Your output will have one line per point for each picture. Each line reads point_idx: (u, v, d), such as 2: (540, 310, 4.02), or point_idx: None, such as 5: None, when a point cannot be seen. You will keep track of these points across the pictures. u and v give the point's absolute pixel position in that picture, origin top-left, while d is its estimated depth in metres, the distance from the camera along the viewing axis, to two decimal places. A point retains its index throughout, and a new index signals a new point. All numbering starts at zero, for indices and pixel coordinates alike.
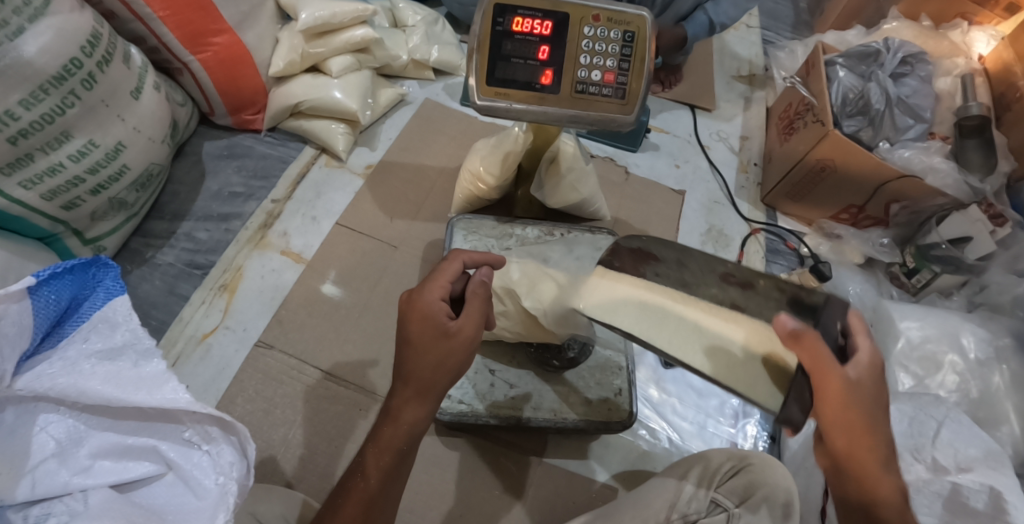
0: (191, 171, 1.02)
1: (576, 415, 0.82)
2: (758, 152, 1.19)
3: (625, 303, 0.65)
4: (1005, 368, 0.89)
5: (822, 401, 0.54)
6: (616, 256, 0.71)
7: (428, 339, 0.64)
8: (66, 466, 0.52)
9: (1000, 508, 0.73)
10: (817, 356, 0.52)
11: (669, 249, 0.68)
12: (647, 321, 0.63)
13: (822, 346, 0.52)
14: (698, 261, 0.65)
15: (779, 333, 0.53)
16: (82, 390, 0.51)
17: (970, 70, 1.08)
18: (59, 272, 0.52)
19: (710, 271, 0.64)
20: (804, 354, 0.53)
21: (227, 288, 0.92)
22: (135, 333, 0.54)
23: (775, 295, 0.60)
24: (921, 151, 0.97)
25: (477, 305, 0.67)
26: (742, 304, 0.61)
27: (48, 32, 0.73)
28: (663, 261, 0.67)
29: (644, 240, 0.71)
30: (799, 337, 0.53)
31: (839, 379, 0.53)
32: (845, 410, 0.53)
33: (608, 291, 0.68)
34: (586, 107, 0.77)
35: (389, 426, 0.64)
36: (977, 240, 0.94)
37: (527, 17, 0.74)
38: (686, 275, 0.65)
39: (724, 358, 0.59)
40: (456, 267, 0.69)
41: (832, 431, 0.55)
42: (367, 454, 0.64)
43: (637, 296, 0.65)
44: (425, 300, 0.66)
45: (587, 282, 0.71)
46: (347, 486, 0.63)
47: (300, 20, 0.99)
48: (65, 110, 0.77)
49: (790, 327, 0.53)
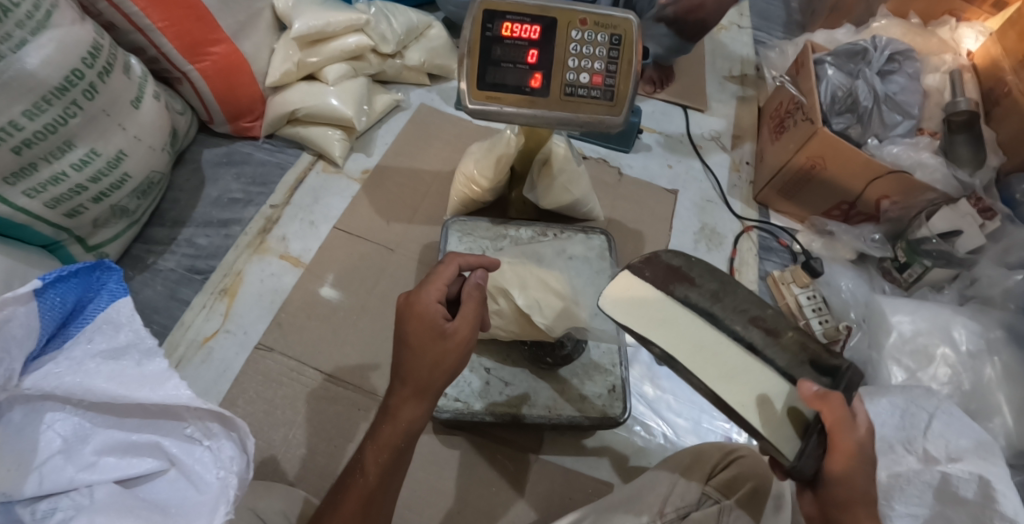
0: (190, 178, 1.03)
1: (568, 413, 0.83)
2: (750, 150, 1.20)
3: (655, 321, 0.67)
4: (997, 360, 0.90)
5: (836, 457, 0.56)
6: (649, 268, 0.69)
7: (425, 340, 0.65)
8: (72, 462, 0.53)
9: (989, 497, 0.73)
10: (839, 418, 0.56)
11: (710, 277, 0.68)
12: (685, 346, 0.65)
13: (844, 407, 0.56)
14: (735, 296, 0.67)
15: (806, 393, 0.57)
16: (88, 388, 0.53)
17: (958, 66, 1.09)
18: (64, 275, 0.53)
19: (741, 312, 0.67)
20: (827, 412, 0.56)
21: (227, 292, 0.94)
22: (138, 334, 0.56)
23: (796, 349, 0.65)
24: (909, 147, 0.99)
25: (472, 307, 0.68)
26: (761, 346, 0.66)
27: (50, 45, 0.75)
28: (697, 286, 0.68)
29: (686, 258, 0.69)
30: (825, 398, 0.56)
31: (855, 441, 0.56)
32: (855, 470, 0.56)
33: (638, 301, 0.68)
34: (575, 110, 0.78)
35: (388, 423, 0.65)
36: (967, 234, 0.95)
37: (515, 22, 0.76)
38: (715, 307, 0.68)
39: (769, 411, 0.62)
40: (452, 271, 0.71)
41: (836, 489, 0.56)
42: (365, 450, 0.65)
43: (666, 314, 0.67)
44: (423, 302, 0.67)
45: (614, 281, 0.69)
46: (347, 482, 0.64)
47: (294, 29, 1.01)
48: (67, 121, 0.79)
49: (816, 389, 0.57)
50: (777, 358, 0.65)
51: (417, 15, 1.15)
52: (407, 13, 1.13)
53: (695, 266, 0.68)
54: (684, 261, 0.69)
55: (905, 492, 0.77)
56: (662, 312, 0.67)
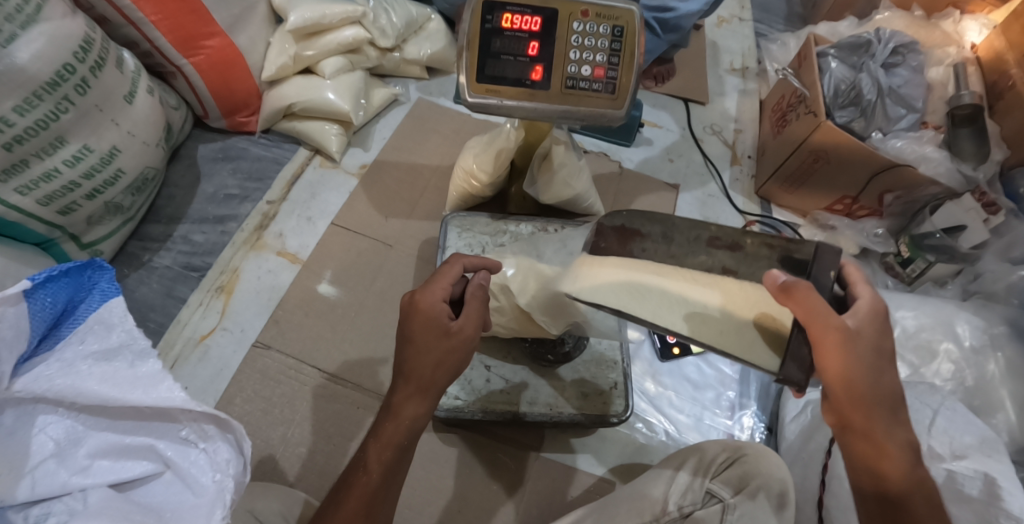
0: (186, 174, 1.02)
1: (569, 409, 0.83)
2: (752, 144, 1.19)
3: (616, 289, 0.60)
4: (1000, 356, 0.89)
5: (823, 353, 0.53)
6: (600, 238, 0.68)
7: (430, 338, 0.65)
8: (65, 466, 0.53)
9: (994, 494, 0.73)
10: (810, 309, 0.51)
11: (654, 223, 0.65)
12: (644, 303, 0.58)
13: (814, 296, 0.52)
14: (683, 229, 0.63)
15: (770, 287, 0.53)
16: (79, 390, 0.52)
17: (962, 59, 1.07)
18: (54, 275, 0.53)
19: (695, 240, 0.63)
20: (796, 307, 0.52)
21: (224, 289, 0.93)
22: (130, 334, 0.55)
23: (766, 253, 0.60)
24: (913, 141, 0.97)
25: (476, 306, 0.68)
26: (733, 267, 0.61)
27: (40, 39, 0.73)
28: (649, 237, 0.64)
29: (625, 216, 0.68)
30: (792, 291, 0.52)
31: (837, 330, 0.51)
32: (845, 364, 0.53)
33: (599, 277, 0.62)
34: (576, 103, 0.77)
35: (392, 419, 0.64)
36: (971, 229, 0.95)
37: (515, 13, 0.75)
38: (673, 247, 0.63)
39: (705, 323, 0.56)
40: (457, 270, 0.70)
41: (838, 390, 0.55)
42: (367, 446, 0.64)
43: (628, 278, 0.60)
44: (428, 300, 0.66)
45: (575, 270, 0.67)
46: (349, 480, 0.63)
47: (290, 21, 1.00)
48: (59, 116, 0.77)
49: (783, 282, 0.53)
50: (755, 271, 0.60)
51: (417, 8, 1.13)
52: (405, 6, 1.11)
53: (637, 217, 0.67)
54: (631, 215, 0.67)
55: None
56: (620, 278, 0.60)
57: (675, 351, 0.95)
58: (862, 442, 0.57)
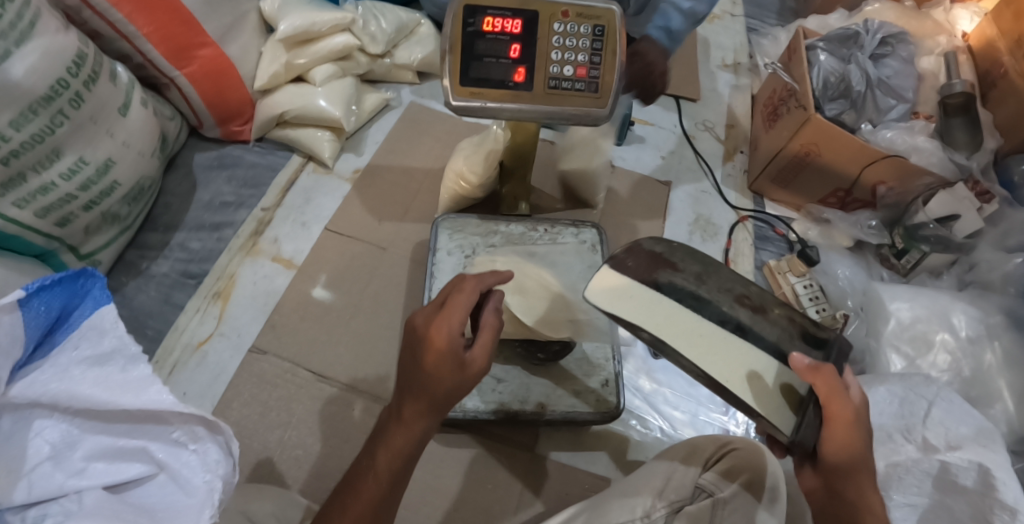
0: (182, 183, 1.03)
1: (563, 407, 0.82)
2: (744, 140, 1.19)
3: (663, 319, 0.61)
4: (997, 345, 0.89)
5: (834, 427, 0.56)
6: (631, 256, 0.65)
7: (440, 371, 0.61)
8: (61, 469, 0.56)
9: (988, 484, 0.72)
10: (833, 387, 0.55)
11: (691, 262, 0.66)
12: (680, 337, 0.60)
13: (836, 375, 0.55)
14: (719, 276, 0.65)
15: (800, 365, 0.55)
16: (73, 394, 0.56)
17: (952, 48, 1.06)
18: (48, 284, 0.56)
19: (727, 292, 0.64)
20: (821, 383, 0.55)
21: (220, 295, 0.94)
22: (122, 340, 0.58)
23: (784, 323, 0.62)
24: (904, 131, 0.97)
25: (488, 338, 0.64)
26: (750, 325, 0.61)
27: (34, 55, 0.75)
28: (681, 271, 0.64)
29: (668, 245, 0.68)
30: (819, 370, 0.55)
31: (851, 408, 0.55)
32: (852, 440, 0.56)
33: (640, 307, 0.62)
34: (560, 103, 0.79)
35: (395, 431, 0.64)
36: (965, 218, 0.94)
37: (496, 16, 0.77)
38: (702, 288, 0.63)
39: (763, 388, 0.58)
40: (467, 302, 0.63)
41: (836, 458, 0.57)
42: (372, 454, 0.65)
43: (676, 314, 0.61)
44: (446, 333, 0.61)
45: (598, 282, 0.64)
46: (354, 484, 0.64)
47: (279, 30, 1.01)
48: (54, 130, 0.79)
49: (809, 361, 0.55)
50: (765, 333, 0.61)
51: (406, 14, 1.15)
52: (394, 12, 1.13)
53: (677, 251, 0.67)
54: (666, 248, 0.67)
55: (903, 482, 0.77)
56: (655, 308, 0.61)
57: None
58: (848, 507, 0.57)
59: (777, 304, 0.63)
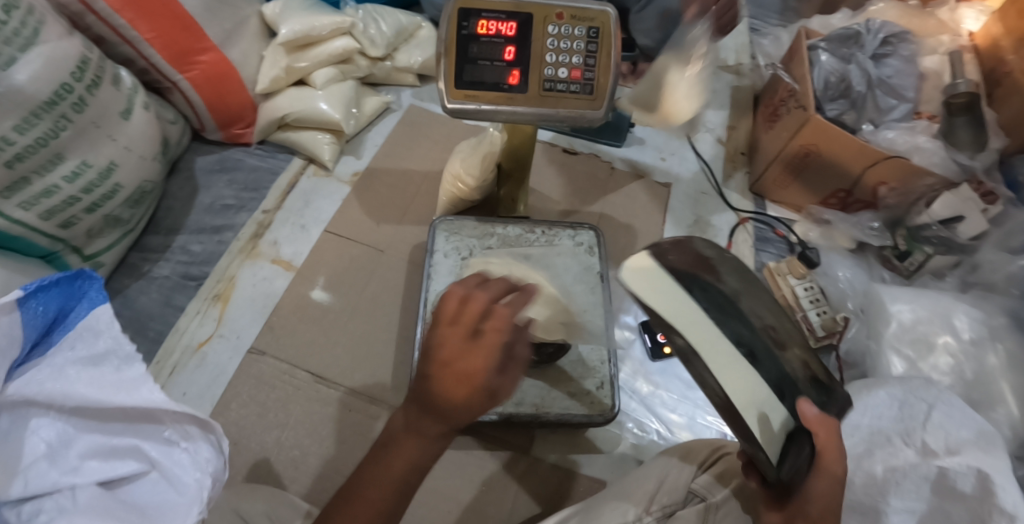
0: (184, 187, 1.05)
1: (557, 409, 0.82)
2: (745, 140, 1.18)
3: (692, 327, 0.58)
4: (1000, 348, 0.88)
5: (819, 476, 0.57)
6: (676, 255, 0.62)
7: (470, 399, 0.55)
8: (56, 467, 0.56)
9: (987, 490, 0.71)
10: (833, 439, 0.57)
11: (733, 277, 0.66)
12: (700, 345, 0.58)
13: (837, 430, 0.58)
14: (754, 300, 0.66)
15: (807, 410, 0.58)
16: (67, 393, 0.57)
17: (956, 47, 1.05)
18: (44, 285, 0.57)
19: (754, 316, 0.64)
20: (822, 432, 0.57)
21: (220, 297, 0.95)
22: (117, 340, 0.60)
23: (799, 363, 0.65)
24: (905, 131, 0.96)
25: (517, 372, 0.58)
26: (760, 355, 0.60)
27: (37, 61, 0.77)
28: (720, 282, 0.63)
29: (715, 252, 0.67)
30: (823, 420, 0.58)
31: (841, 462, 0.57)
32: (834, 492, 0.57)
33: (671, 306, 0.59)
34: (555, 105, 0.80)
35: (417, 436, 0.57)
36: (969, 219, 0.92)
37: (490, 19, 0.76)
38: (732, 303, 0.62)
39: (766, 424, 0.58)
40: (501, 337, 0.56)
41: (811, 504, 0.57)
42: (384, 460, 0.58)
43: (705, 325, 0.58)
44: (483, 365, 0.55)
45: (637, 266, 0.60)
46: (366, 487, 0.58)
47: (279, 35, 1.03)
48: (57, 134, 0.81)
49: (816, 411, 0.58)
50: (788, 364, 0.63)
51: (407, 17, 1.16)
52: (394, 15, 1.13)
53: (724, 263, 0.67)
54: (714, 255, 0.67)
55: (900, 487, 0.76)
56: (683, 306, 0.59)
57: (665, 349, 0.95)
58: None
59: (796, 344, 0.66)
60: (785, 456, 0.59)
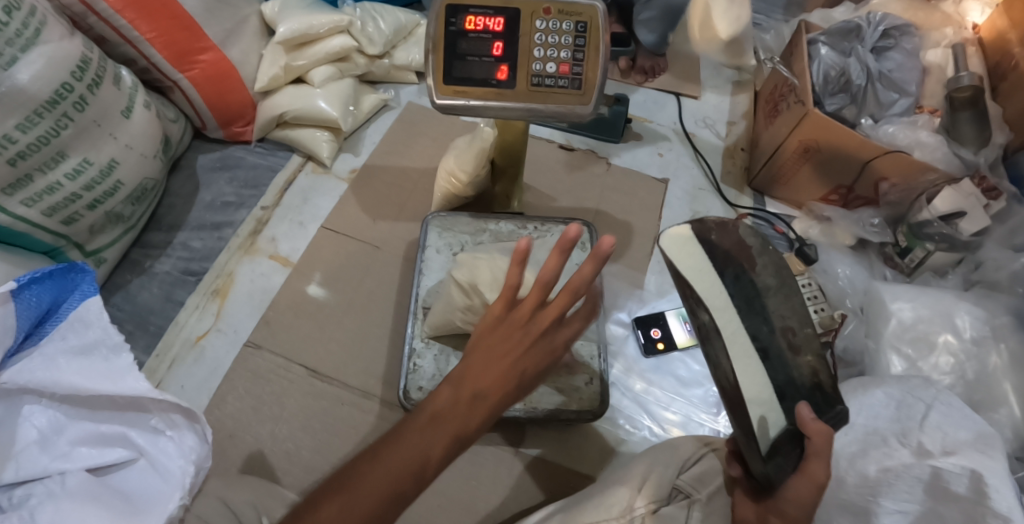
0: (185, 184, 1.07)
1: (545, 404, 0.82)
2: (745, 136, 1.17)
3: (719, 315, 0.61)
4: (1003, 347, 0.85)
5: (800, 480, 0.56)
6: (720, 239, 0.63)
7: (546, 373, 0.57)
8: (47, 452, 0.60)
9: (980, 492, 0.69)
10: (824, 450, 0.54)
11: (771, 273, 0.64)
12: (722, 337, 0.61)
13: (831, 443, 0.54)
14: (787, 300, 0.63)
15: (802, 416, 0.55)
16: (57, 381, 0.60)
17: (960, 40, 1.03)
18: (38, 277, 0.61)
19: (780, 316, 0.62)
20: (816, 443, 0.54)
21: (219, 293, 0.97)
22: (106, 331, 0.62)
23: (816, 363, 0.61)
24: (907, 126, 0.95)
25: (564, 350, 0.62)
26: (772, 352, 0.60)
27: (39, 61, 0.79)
28: (755, 273, 0.63)
29: (760, 239, 0.65)
30: (817, 430, 0.54)
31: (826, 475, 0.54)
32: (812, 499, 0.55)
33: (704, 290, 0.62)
34: (543, 100, 0.79)
35: (474, 412, 0.53)
36: (970, 215, 0.90)
37: (478, 14, 0.77)
38: (761, 297, 0.62)
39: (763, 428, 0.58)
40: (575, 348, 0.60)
41: (787, 505, 0.56)
42: (426, 431, 0.53)
43: (727, 313, 0.61)
44: (568, 340, 0.58)
45: (680, 242, 0.63)
46: (393, 459, 0.52)
47: (278, 33, 1.04)
48: (59, 132, 0.83)
49: (813, 418, 0.55)
50: (796, 368, 0.60)
51: (406, 15, 1.16)
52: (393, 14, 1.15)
53: (766, 254, 0.64)
54: (758, 244, 0.65)
55: (893, 487, 0.74)
56: (709, 286, 0.62)
57: (658, 346, 0.94)
58: None
59: (815, 351, 0.61)
60: (770, 456, 0.58)
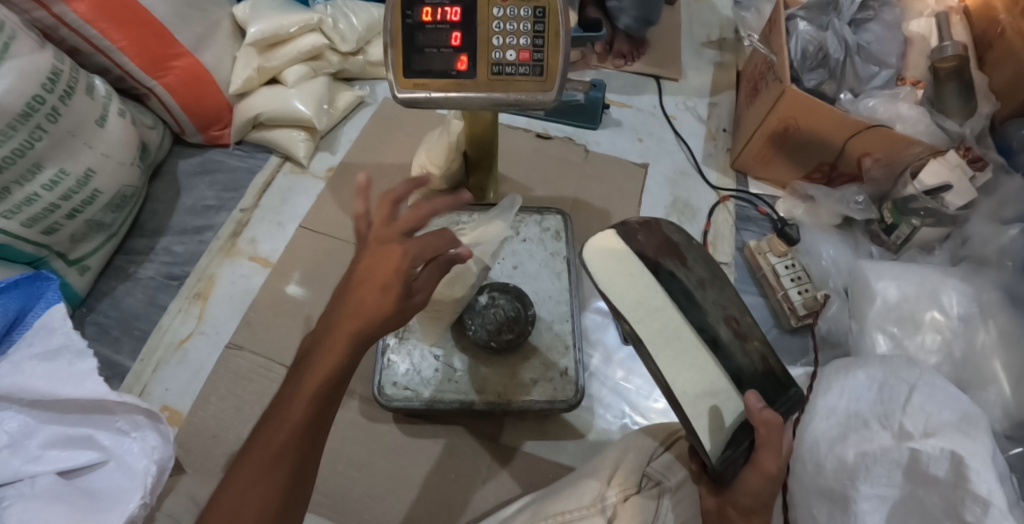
0: (168, 189, 1.08)
1: (519, 397, 0.82)
2: (727, 117, 1.15)
3: (654, 322, 0.67)
4: (991, 324, 0.82)
5: (753, 472, 0.58)
6: (645, 240, 0.72)
7: (375, 296, 0.56)
8: (18, 456, 0.65)
9: (960, 475, 0.66)
10: (772, 440, 0.57)
11: (702, 267, 0.73)
12: (658, 343, 0.66)
13: (778, 432, 0.57)
14: (718, 292, 0.73)
15: (750, 406, 0.58)
16: (20, 386, 0.66)
17: (943, 9, 1.00)
18: (5, 287, 0.68)
19: (720, 308, 0.71)
20: (765, 433, 0.57)
21: (201, 295, 0.98)
22: (69, 337, 0.69)
23: (757, 358, 0.69)
24: (888, 98, 0.92)
25: (432, 274, 0.60)
26: (725, 339, 0.69)
27: (10, 75, 0.81)
28: (687, 267, 0.72)
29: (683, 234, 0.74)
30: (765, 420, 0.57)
31: (775, 465, 0.57)
32: (763, 489, 0.57)
33: (630, 291, 0.68)
34: (505, 89, 0.78)
35: (328, 351, 0.55)
36: (957, 188, 0.87)
37: (434, 5, 0.76)
38: (695, 288, 0.71)
39: (717, 420, 0.63)
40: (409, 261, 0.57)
41: (740, 495, 0.58)
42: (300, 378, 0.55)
43: (663, 314, 0.68)
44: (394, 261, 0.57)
45: (605, 246, 0.71)
46: (262, 429, 0.55)
47: (249, 34, 1.05)
48: (33, 144, 0.84)
49: (761, 407, 0.58)
50: (738, 354, 0.68)
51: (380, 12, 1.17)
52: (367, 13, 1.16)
53: (693, 249, 0.74)
54: (683, 241, 0.74)
55: (871, 473, 0.71)
56: (641, 285, 0.69)
57: None
58: None
59: (757, 337, 0.72)
60: (723, 448, 0.62)
